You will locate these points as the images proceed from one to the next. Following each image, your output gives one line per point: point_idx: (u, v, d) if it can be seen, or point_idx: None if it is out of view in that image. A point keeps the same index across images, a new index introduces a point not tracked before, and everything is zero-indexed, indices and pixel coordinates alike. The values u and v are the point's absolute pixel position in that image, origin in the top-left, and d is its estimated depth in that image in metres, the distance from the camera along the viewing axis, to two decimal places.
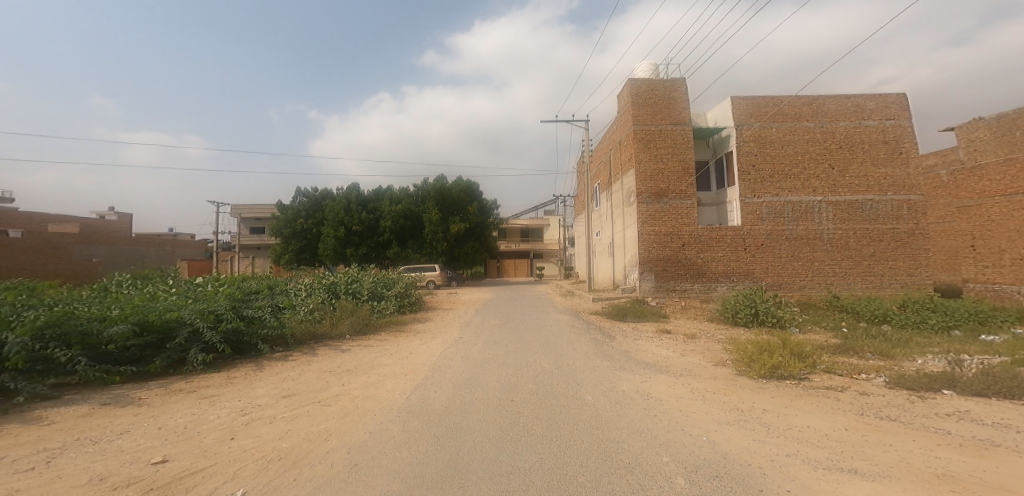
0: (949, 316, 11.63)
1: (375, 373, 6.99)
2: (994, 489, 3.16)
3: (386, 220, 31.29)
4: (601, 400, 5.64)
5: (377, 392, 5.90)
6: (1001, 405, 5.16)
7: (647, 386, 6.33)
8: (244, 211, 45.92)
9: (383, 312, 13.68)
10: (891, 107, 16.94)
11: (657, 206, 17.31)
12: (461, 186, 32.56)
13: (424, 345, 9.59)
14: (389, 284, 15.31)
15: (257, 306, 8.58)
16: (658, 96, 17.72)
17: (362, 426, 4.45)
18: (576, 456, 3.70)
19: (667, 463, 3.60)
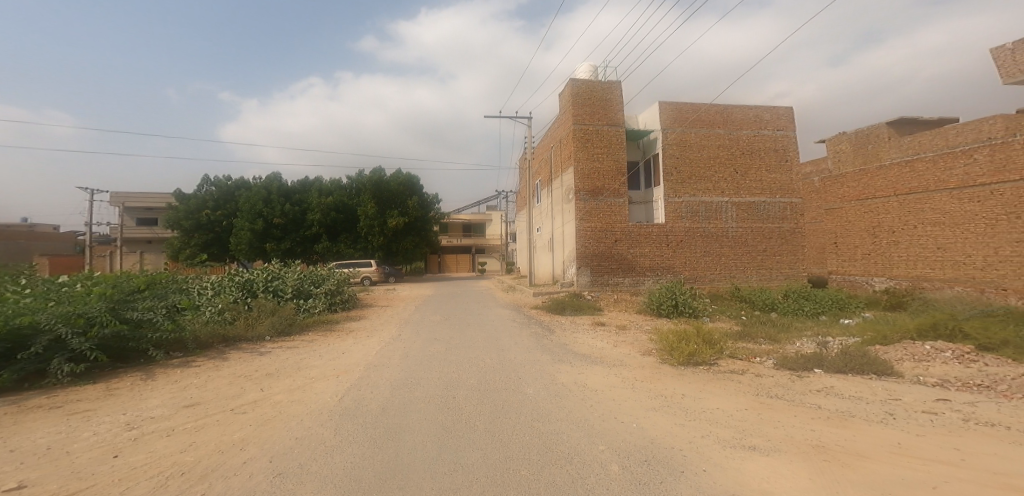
0: (818, 303, 13.40)
1: (301, 376, 6.59)
2: (853, 454, 3.68)
3: (314, 213, 29.61)
4: (541, 393, 5.76)
5: (303, 396, 5.55)
6: (856, 380, 6.03)
7: (583, 378, 6.58)
8: (127, 200, 41.13)
9: (311, 311, 12.91)
10: (782, 118, 18.95)
11: (592, 203, 17.97)
12: (400, 178, 31.38)
13: (357, 344, 9.21)
14: (317, 280, 14.43)
15: (146, 307, 7.77)
16: (596, 97, 18.31)
17: (285, 432, 4.19)
18: (518, 449, 3.76)
19: (602, 450, 3.78)
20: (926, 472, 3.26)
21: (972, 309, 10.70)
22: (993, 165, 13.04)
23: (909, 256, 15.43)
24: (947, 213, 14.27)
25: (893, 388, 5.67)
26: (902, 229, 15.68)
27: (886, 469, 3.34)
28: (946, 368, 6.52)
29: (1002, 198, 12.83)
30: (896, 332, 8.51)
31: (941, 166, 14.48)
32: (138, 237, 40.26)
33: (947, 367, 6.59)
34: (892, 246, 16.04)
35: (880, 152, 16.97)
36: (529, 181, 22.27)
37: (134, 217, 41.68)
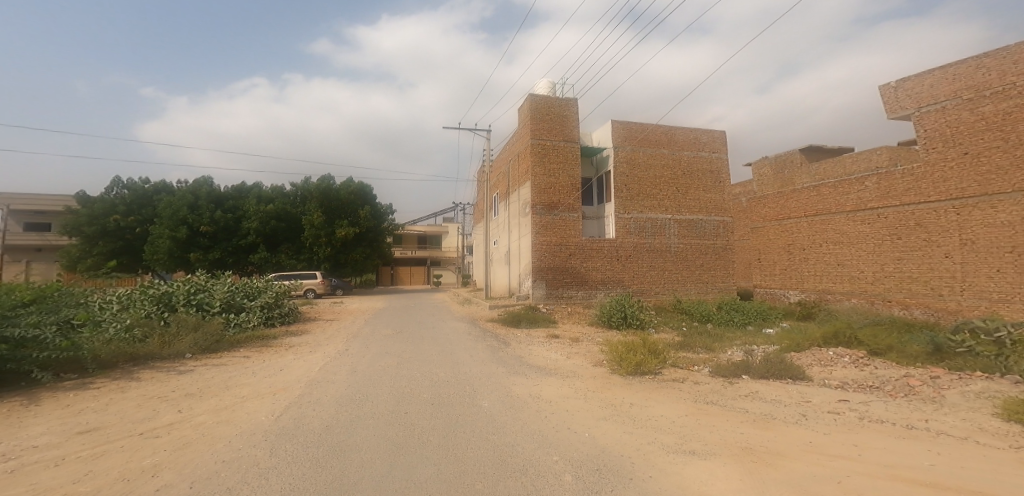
0: (745, 314, 14.45)
1: (229, 395, 6.25)
2: (775, 454, 4.02)
3: (252, 221, 28.11)
4: (497, 405, 5.81)
5: (231, 416, 5.27)
6: (777, 385, 6.57)
7: (538, 389, 6.70)
8: (13, 202, 37.17)
9: (241, 326, 12.21)
10: (716, 141, 20.35)
11: (547, 217, 18.36)
12: (351, 187, 30.56)
13: (298, 360, 8.84)
14: (251, 294, 13.62)
15: (31, 322, 6.77)
16: (553, 113, 18.83)
17: (209, 455, 3.95)
18: (473, 463, 3.79)
19: (556, 461, 3.88)
20: (832, 468, 3.63)
21: (867, 319, 12.01)
22: (880, 192, 14.78)
23: (816, 271, 16.96)
24: (845, 233, 15.92)
25: (807, 390, 6.25)
26: (811, 247, 17.27)
27: (803, 467, 3.69)
28: (845, 371, 7.27)
29: (888, 221, 14.55)
30: (806, 340, 9.36)
31: (840, 191, 16.18)
32: (26, 243, 36.14)
33: (847, 370, 7.36)
34: (803, 262, 17.57)
35: (794, 176, 18.71)
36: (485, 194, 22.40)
37: (19, 220, 37.97)
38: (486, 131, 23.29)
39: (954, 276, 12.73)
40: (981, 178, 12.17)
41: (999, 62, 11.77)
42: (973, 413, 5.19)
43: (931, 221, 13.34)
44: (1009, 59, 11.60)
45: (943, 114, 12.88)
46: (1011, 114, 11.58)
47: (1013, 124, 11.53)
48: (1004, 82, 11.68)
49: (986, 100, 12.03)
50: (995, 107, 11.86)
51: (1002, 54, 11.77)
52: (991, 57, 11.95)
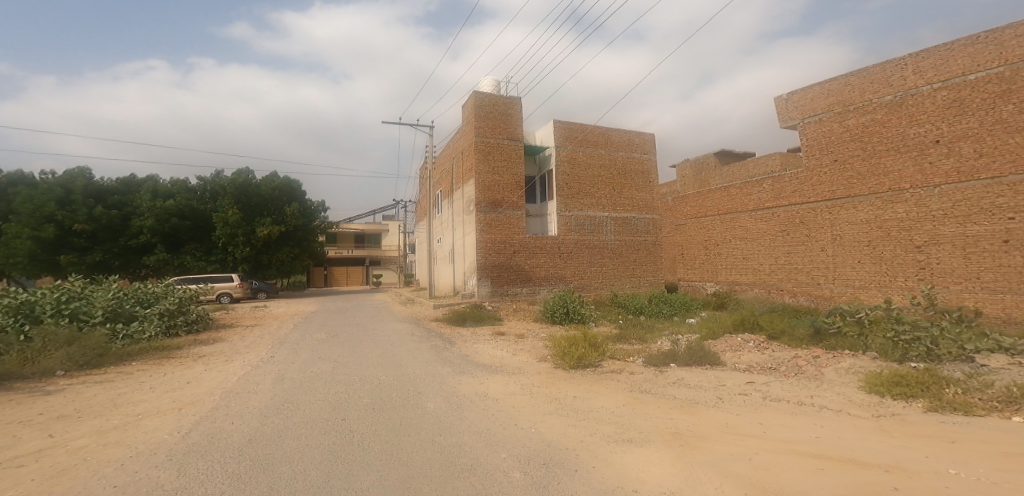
0: (671, 305, 15.41)
1: (122, 414, 5.67)
2: (699, 437, 4.31)
3: (145, 218, 25.48)
4: (442, 406, 5.74)
5: (126, 436, 4.78)
6: (697, 371, 7.06)
7: (485, 387, 6.71)
8: None
9: (132, 338, 10.95)
10: (647, 143, 21.42)
11: (492, 215, 18.39)
12: (275, 182, 28.62)
13: (208, 371, 8.18)
14: (147, 300, 12.35)
15: None
16: (497, 111, 18.84)
17: (98, 480, 3.56)
18: (419, 466, 3.72)
19: (504, 458, 3.90)
20: (746, 446, 3.97)
21: (765, 307, 13.28)
22: (773, 193, 16.34)
23: (725, 264, 18.26)
24: (748, 230, 17.35)
25: (724, 375, 6.77)
26: (723, 243, 18.39)
27: (724, 447, 3.99)
28: (751, 355, 7.97)
29: (779, 218, 16.16)
30: (722, 328, 10.15)
31: (742, 192, 17.59)
32: None
33: (752, 353, 8.07)
34: (716, 256, 18.71)
35: (710, 178, 20.13)
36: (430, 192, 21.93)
37: None
38: (427, 127, 22.87)
39: (827, 266, 14.59)
40: (846, 182, 14.04)
41: (861, 80, 13.58)
42: (850, 386, 5.94)
43: (812, 219, 15.03)
44: (868, 79, 13.46)
45: (820, 125, 14.66)
46: (869, 127, 13.48)
47: (869, 136, 13.44)
48: (864, 98, 13.56)
49: (851, 114, 13.86)
50: (858, 120, 13.71)
51: (864, 74, 13.60)
52: (855, 76, 13.74)
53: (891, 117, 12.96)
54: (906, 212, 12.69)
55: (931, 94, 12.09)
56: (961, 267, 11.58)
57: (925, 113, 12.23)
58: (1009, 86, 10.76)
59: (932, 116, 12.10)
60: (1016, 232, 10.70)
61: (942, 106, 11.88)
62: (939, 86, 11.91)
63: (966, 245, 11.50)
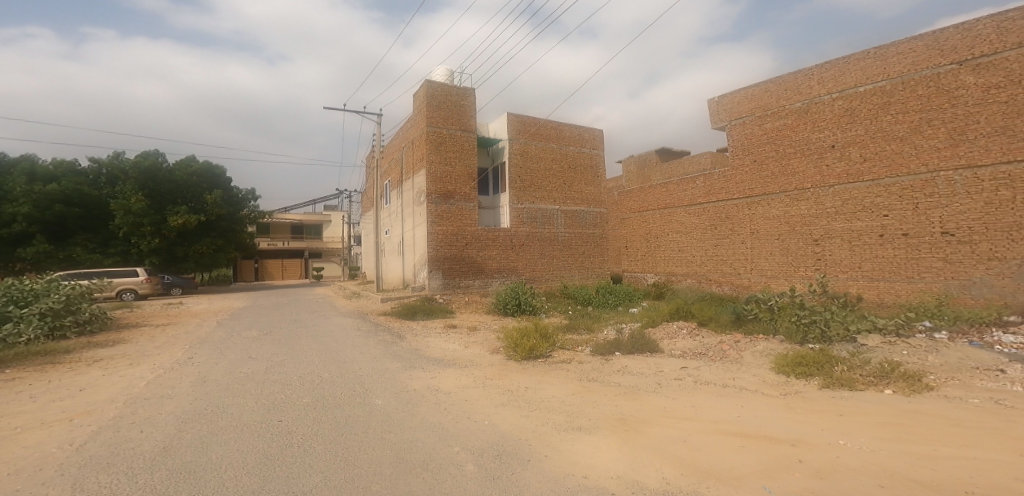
0: (617, 295, 15.96)
1: (4, 428, 5.03)
2: (642, 422, 4.48)
3: (21, 204, 22.67)
4: (391, 402, 5.59)
5: (8, 452, 4.25)
6: (640, 359, 7.36)
7: (434, 381, 6.61)
8: None
9: (3, 342, 9.73)
10: (596, 139, 21.90)
11: (444, 206, 18.11)
12: (192, 167, 26.77)
13: (108, 376, 7.42)
14: (20, 299, 11.05)
15: None
16: (450, 101, 18.50)
17: None
18: (367, 465, 3.61)
19: (457, 451, 3.86)
20: (683, 429, 4.18)
21: (696, 296, 14.11)
22: (705, 189, 17.34)
23: (663, 256, 19.14)
24: (683, 224, 18.28)
25: (664, 361, 7.11)
26: (661, 236, 19.28)
27: (666, 430, 4.18)
28: (685, 341, 8.44)
29: (709, 213, 17.20)
30: (662, 316, 10.67)
31: (678, 188, 18.48)
32: None
33: (687, 340, 8.56)
34: (656, 249, 19.54)
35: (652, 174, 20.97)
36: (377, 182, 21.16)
37: None
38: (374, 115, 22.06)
39: (746, 258, 15.81)
40: (762, 181, 15.27)
41: (777, 88, 14.72)
42: (770, 367, 6.42)
43: (736, 214, 16.17)
44: (783, 86, 14.61)
45: (743, 128, 15.76)
46: (781, 131, 14.67)
47: (781, 139, 14.65)
48: (779, 104, 14.70)
49: (768, 118, 14.98)
50: (773, 124, 14.86)
51: (780, 82, 14.72)
52: (774, 83, 14.84)
53: (799, 123, 14.20)
54: (808, 209, 14.05)
55: (830, 103, 13.41)
56: (847, 258, 13.04)
57: (825, 120, 13.54)
58: (889, 98, 12.17)
59: (830, 123, 13.42)
60: (888, 228, 12.20)
61: (837, 114, 13.23)
62: (837, 96, 13.24)
63: (852, 239, 12.97)
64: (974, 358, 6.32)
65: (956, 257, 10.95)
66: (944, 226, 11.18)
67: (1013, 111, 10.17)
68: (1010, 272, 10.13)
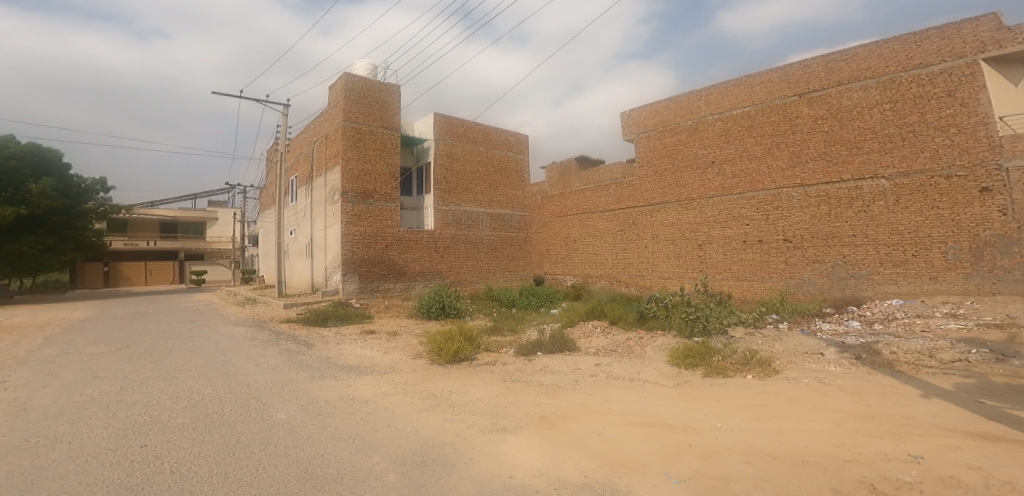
0: (540, 297, 16.30)
1: None
2: (562, 418, 4.51)
3: None
4: (295, 415, 5.07)
5: None
6: (560, 357, 7.51)
7: (348, 390, 6.16)
8: None
9: None
10: (523, 144, 22.21)
11: (361, 206, 17.17)
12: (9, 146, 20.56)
13: None
14: None
15: None
16: (371, 96, 17.67)
17: None
18: (268, 484, 3.20)
19: (377, 462, 3.57)
20: (599, 423, 4.27)
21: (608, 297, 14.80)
22: (616, 197, 18.30)
23: (580, 258, 19.90)
24: (597, 229, 19.16)
25: (580, 359, 7.33)
26: (579, 240, 20.05)
27: (587, 425, 4.24)
28: (598, 339, 8.79)
29: (619, 218, 18.19)
30: (580, 316, 11.06)
31: (593, 195, 19.34)
32: None
33: (600, 338, 8.95)
34: (574, 251, 20.28)
35: (570, 180, 21.71)
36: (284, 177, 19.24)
37: None
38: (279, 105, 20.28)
39: (647, 260, 17.04)
40: (661, 190, 16.55)
41: (677, 106, 15.99)
42: (666, 361, 6.85)
43: (641, 221, 17.30)
44: (679, 104, 15.95)
45: (646, 141, 16.93)
46: (676, 145, 16.05)
47: (676, 153, 16.03)
48: (676, 121, 16.03)
49: (667, 133, 16.29)
50: (671, 139, 16.19)
51: (678, 101, 16.02)
52: (675, 102, 16.06)
53: (690, 140, 15.69)
54: (695, 217, 15.59)
55: (712, 123, 15.13)
56: (722, 261, 14.85)
57: (709, 138, 15.19)
58: (751, 122, 14.24)
59: (714, 141, 15.07)
60: (750, 234, 14.24)
61: (717, 134, 14.99)
62: (717, 117, 14.99)
63: (725, 244, 14.80)
64: (804, 344, 7.36)
65: (792, 260, 13.27)
66: (786, 234, 13.45)
67: (830, 139, 12.71)
68: (827, 271, 12.60)
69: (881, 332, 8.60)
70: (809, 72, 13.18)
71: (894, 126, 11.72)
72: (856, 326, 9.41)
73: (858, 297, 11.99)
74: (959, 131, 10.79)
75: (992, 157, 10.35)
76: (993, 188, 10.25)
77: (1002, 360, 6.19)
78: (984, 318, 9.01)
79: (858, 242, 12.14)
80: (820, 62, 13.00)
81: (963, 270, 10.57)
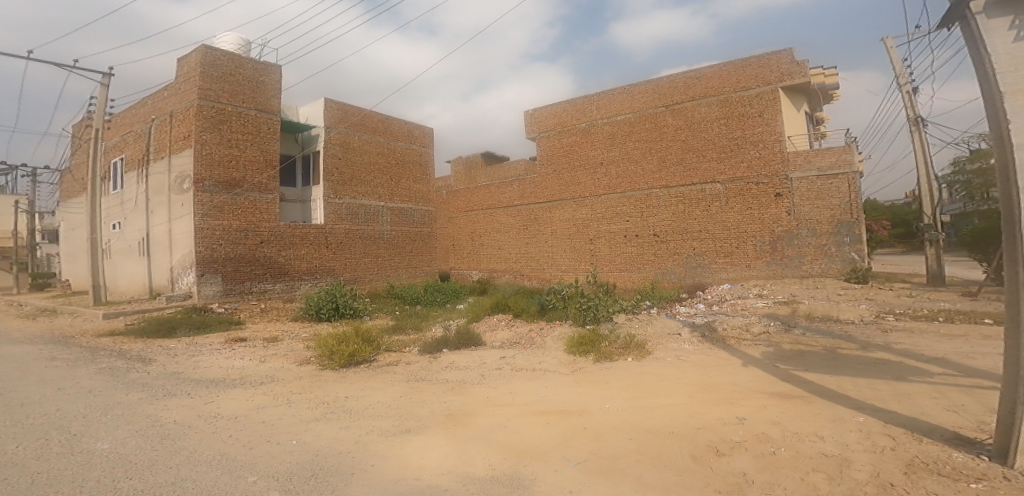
0: (448, 293, 16.25)
1: None
2: (469, 414, 4.58)
3: None
4: (142, 438, 4.40)
5: None
6: (466, 353, 7.56)
7: (207, 408, 5.46)
8: None
9: None
10: (427, 137, 21.79)
11: (225, 197, 15.18)
12: None
13: None
14: None
15: None
16: (240, 76, 15.80)
17: None
18: None
19: (253, 482, 3.30)
20: (501, 416, 4.41)
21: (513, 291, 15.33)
22: (519, 193, 18.84)
23: (486, 253, 20.19)
24: (503, 224, 19.55)
25: (487, 353, 7.49)
26: (484, 235, 20.31)
27: (489, 419, 4.35)
28: (504, 333, 9.01)
29: (521, 214, 18.77)
30: (484, 311, 11.27)
31: (499, 190, 19.66)
32: None
33: (506, 331, 9.22)
34: (480, 246, 20.49)
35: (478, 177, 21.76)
36: (101, 160, 16.29)
37: None
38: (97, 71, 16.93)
39: (546, 254, 17.89)
40: (559, 187, 17.41)
41: (573, 108, 16.92)
42: (563, 350, 7.28)
43: (542, 217, 18.03)
44: (576, 105, 16.87)
45: (546, 140, 17.68)
46: (572, 145, 17.00)
47: (573, 152, 16.98)
48: (572, 123, 16.97)
49: (564, 134, 17.19)
50: (567, 139, 17.12)
51: (573, 102, 16.97)
52: (572, 104, 16.98)
53: (583, 141, 16.74)
54: (587, 214, 16.67)
55: (601, 126, 16.28)
56: (610, 254, 16.07)
57: (599, 140, 16.32)
58: (631, 128, 15.59)
59: (603, 143, 16.23)
60: (630, 230, 15.62)
61: (605, 137, 16.16)
62: (605, 122, 16.14)
63: (611, 239, 16.05)
64: (667, 326, 8.40)
65: (658, 253, 14.97)
66: (655, 230, 15.05)
67: (685, 147, 14.55)
68: (683, 262, 14.47)
69: (721, 312, 10.10)
70: (675, 85, 14.74)
71: (726, 139, 13.89)
72: (702, 309, 10.91)
73: (702, 282, 14.03)
74: (765, 146, 13.28)
75: (784, 169, 12.99)
76: (782, 194, 12.93)
77: (788, 330, 7.64)
78: (777, 297, 10.88)
79: (702, 237, 14.16)
80: (683, 77, 14.61)
81: (764, 259, 13.19)
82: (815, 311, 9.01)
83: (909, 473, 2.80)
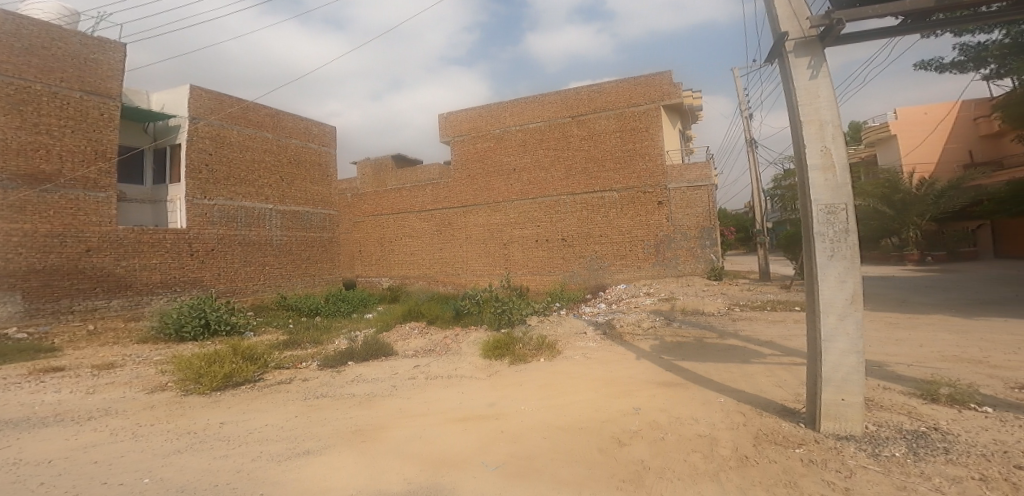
0: (349, 302, 15.48)
1: None
2: (380, 428, 4.49)
3: None
4: None
5: None
6: (372, 365, 7.30)
7: (3, 455, 4.37)
8: None
9: None
10: (326, 136, 20.66)
11: (27, 194, 11.58)
12: None
13: None
14: None
15: None
16: (58, 48, 12.25)
17: None
18: None
19: None
20: (410, 427, 4.41)
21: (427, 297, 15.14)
22: (433, 197, 18.66)
23: (396, 259, 19.69)
24: (415, 229, 19.19)
25: (398, 362, 7.33)
26: (394, 240, 19.81)
27: (401, 432, 4.31)
28: (416, 341, 8.88)
29: (434, 218, 18.61)
30: (394, 319, 11.02)
31: (410, 194, 19.30)
32: None
33: (418, 339, 9.08)
34: (390, 252, 19.95)
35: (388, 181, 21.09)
36: None
37: None
38: None
39: (460, 258, 17.96)
40: (472, 192, 17.57)
41: (487, 115, 17.21)
42: (479, 354, 7.43)
43: (455, 221, 18.03)
44: (489, 111, 17.19)
45: (460, 145, 17.73)
46: (486, 150, 17.27)
47: (487, 158, 17.25)
48: (484, 129, 17.26)
49: (478, 139, 17.39)
50: (480, 145, 17.35)
51: (485, 108, 17.28)
52: (486, 111, 17.24)
53: (496, 147, 17.10)
54: (500, 219, 17.03)
55: (514, 133, 16.78)
56: (523, 259, 16.58)
57: (512, 146, 16.81)
58: (541, 136, 16.31)
59: (515, 149, 16.74)
60: (540, 235, 16.27)
61: (518, 144, 16.71)
62: (518, 129, 16.68)
63: (524, 244, 16.58)
64: (574, 325, 8.97)
65: (565, 256, 15.82)
66: (563, 235, 15.88)
67: (589, 156, 15.59)
68: (587, 265, 15.47)
69: (618, 310, 10.89)
70: (580, 98, 15.74)
71: (620, 151, 15.16)
72: (602, 308, 11.81)
73: (603, 283, 15.17)
74: (651, 159, 14.76)
75: (663, 180, 14.59)
76: (663, 201, 14.53)
77: (669, 323, 8.61)
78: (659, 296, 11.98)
79: (602, 241, 15.28)
80: (586, 91, 15.66)
81: (651, 260, 14.63)
82: (688, 306, 10.12)
83: (756, 445, 3.36)
